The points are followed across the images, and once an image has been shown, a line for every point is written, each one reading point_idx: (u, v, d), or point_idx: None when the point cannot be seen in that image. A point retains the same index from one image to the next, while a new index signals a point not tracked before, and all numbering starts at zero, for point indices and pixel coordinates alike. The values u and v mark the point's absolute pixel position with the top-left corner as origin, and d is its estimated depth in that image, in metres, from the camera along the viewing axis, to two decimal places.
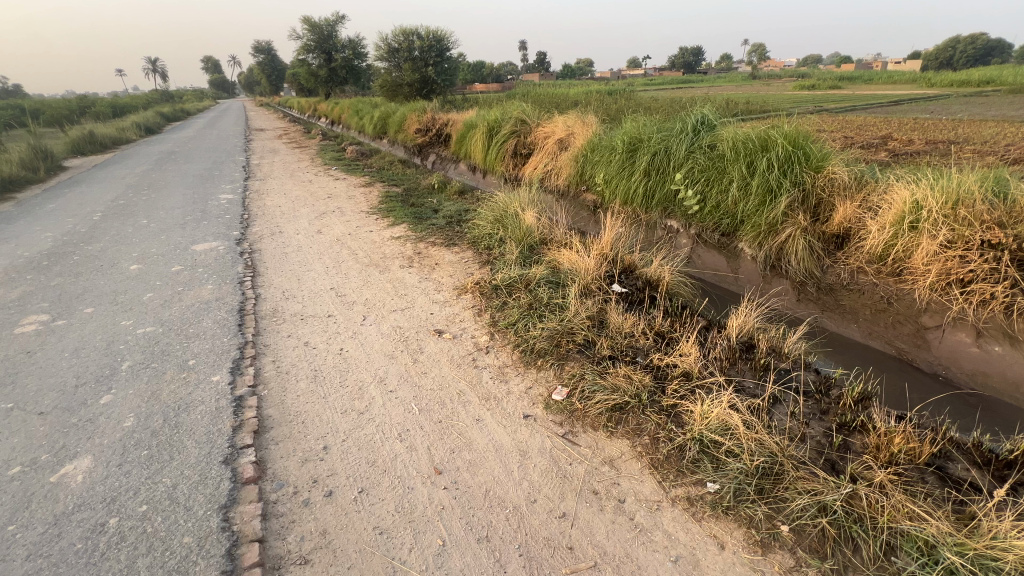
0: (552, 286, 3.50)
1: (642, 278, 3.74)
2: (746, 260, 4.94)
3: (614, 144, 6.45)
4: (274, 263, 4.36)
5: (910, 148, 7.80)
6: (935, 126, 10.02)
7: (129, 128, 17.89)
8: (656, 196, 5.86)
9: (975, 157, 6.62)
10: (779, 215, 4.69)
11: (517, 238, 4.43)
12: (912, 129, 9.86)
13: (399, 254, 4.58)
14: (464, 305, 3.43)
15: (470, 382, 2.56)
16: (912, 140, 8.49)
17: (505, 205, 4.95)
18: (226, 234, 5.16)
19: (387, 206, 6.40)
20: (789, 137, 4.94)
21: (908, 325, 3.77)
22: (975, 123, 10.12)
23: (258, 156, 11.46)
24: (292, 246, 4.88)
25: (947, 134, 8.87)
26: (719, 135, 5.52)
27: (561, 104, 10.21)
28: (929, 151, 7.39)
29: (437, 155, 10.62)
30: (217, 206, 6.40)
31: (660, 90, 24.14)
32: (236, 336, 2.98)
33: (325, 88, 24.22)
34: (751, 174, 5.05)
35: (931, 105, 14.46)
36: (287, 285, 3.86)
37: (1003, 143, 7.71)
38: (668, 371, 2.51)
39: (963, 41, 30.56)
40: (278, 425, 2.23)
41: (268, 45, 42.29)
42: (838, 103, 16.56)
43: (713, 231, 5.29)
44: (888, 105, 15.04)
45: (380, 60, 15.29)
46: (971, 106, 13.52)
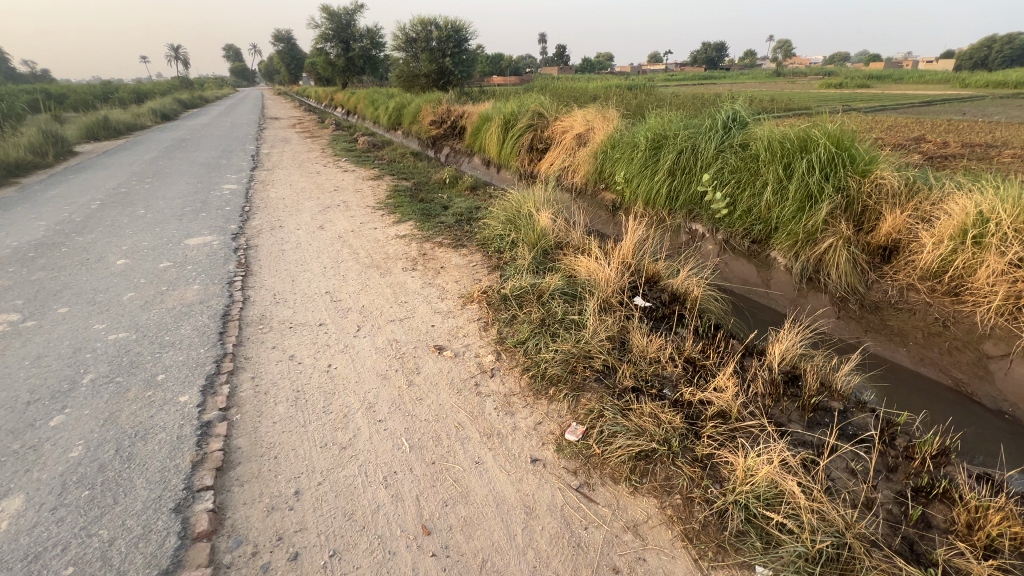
0: (568, 298, 3.15)
1: (667, 292, 3.38)
2: (779, 271, 4.52)
3: (637, 140, 6.05)
4: (269, 262, 4.07)
5: (945, 150, 7.31)
6: (970, 128, 9.43)
7: (146, 115, 17.92)
8: (680, 197, 5.46)
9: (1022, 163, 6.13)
10: (818, 223, 4.26)
11: (531, 241, 4.10)
12: (945, 130, 9.28)
13: (402, 255, 4.26)
14: (468, 317, 3.10)
15: (470, 413, 2.22)
16: (947, 142, 7.95)
17: (519, 205, 4.60)
18: (223, 227, 4.90)
19: (395, 201, 6.09)
20: (832, 137, 4.49)
21: (967, 352, 3.34)
22: (1014, 126, 9.50)
23: (268, 145, 11.23)
24: (291, 243, 4.58)
25: (983, 137, 8.32)
26: (752, 133, 5.09)
27: (580, 98, 9.79)
28: (971, 155, 6.87)
29: (450, 148, 10.28)
30: (219, 197, 6.15)
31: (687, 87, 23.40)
32: (215, 346, 2.69)
33: (342, 78, 24.00)
34: (787, 177, 4.62)
35: (964, 106, 13.72)
36: (280, 288, 3.57)
37: None
38: (702, 410, 2.16)
39: (998, 41, 29.14)
40: (247, 460, 1.93)
41: (288, 33, 42.11)
42: (869, 103, 15.74)
43: (743, 238, 4.87)
44: (920, 105, 14.27)
45: (396, 51, 14.96)
46: (1013, 108, 12.75)
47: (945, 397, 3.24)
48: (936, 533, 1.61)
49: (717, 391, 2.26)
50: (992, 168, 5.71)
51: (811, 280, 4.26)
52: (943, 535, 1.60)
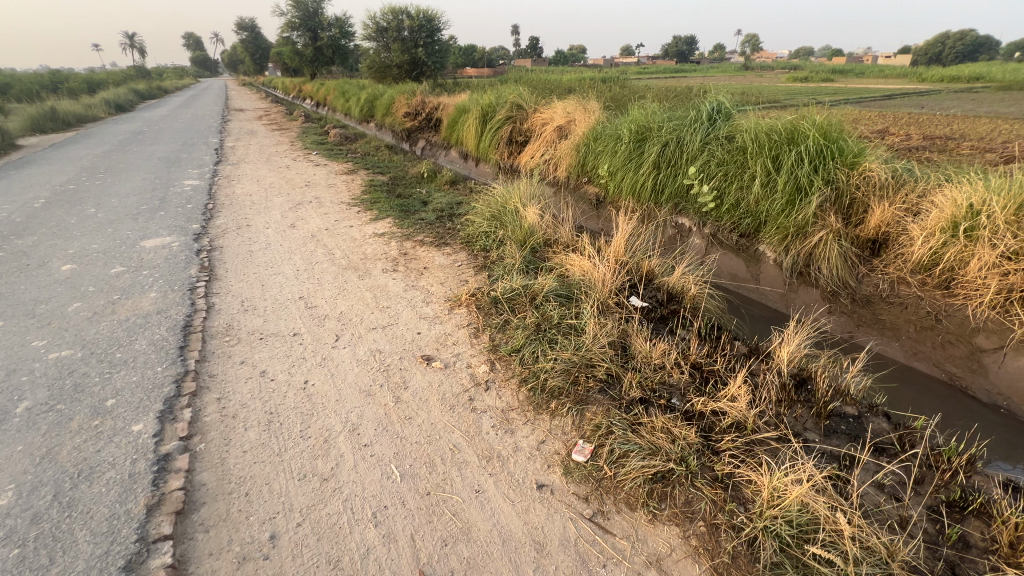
0: (562, 300, 2.97)
1: (663, 291, 3.25)
2: (769, 265, 4.45)
3: (620, 132, 5.90)
4: (236, 265, 3.75)
5: (910, 142, 7.47)
6: (930, 120, 9.71)
7: (98, 106, 16.85)
8: (666, 191, 5.34)
9: (984, 155, 6.29)
10: (808, 217, 4.19)
11: (519, 239, 3.91)
12: (907, 123, 9.52)
13: (382, 255, 4.00)
14: (457, 323, 2.88)
15: (466, 433, 2.02)
16: (910, 134, 8.14)
17: (504, 201, 4.40)
18: (184, 227, 4.52)
19: (371, 197, 5.79)
20: (820, 129, 4.42)
21: (960, 346, 3.30)
22: (969, 118, 9.82)
23: (232, 138, 10.64)
24: (259, 244, 4.26)
25: (942, 129, 8.56)
26: (738, 125, 5.01)
27: (558, 89, 9.61)
28: (935, 146, 7.02)
29: (426, 141, 9.96)
30: (179, 194, 5.72)
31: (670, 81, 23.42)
32: (174, 363, 2.40)
33: (310, 68, 23.10)
34: (776, 170, 4.54)
35: (922, 100, 14.15)
36: (249, 294, 3.27)
37: (1004, 140, 7.39)
38: (716, 422, 2.02)
39: (950, 37, 30.28)
40: (213, 501, 1.68)
41: (251, 21, 40.26)
42: (834, 96, 16.07)
43: (731, 232, 4.79)
44: (882, 99, 14.65)
45: (367, 40, 14.45)
46: (968, 103, 13.16)
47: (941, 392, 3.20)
48: (976, 554, 1.50)
49: (729, 400, 2.12)
50: (961, 160, 5.82)
51: (801, 274, 4.20)
52: (985, 556, 1.48)
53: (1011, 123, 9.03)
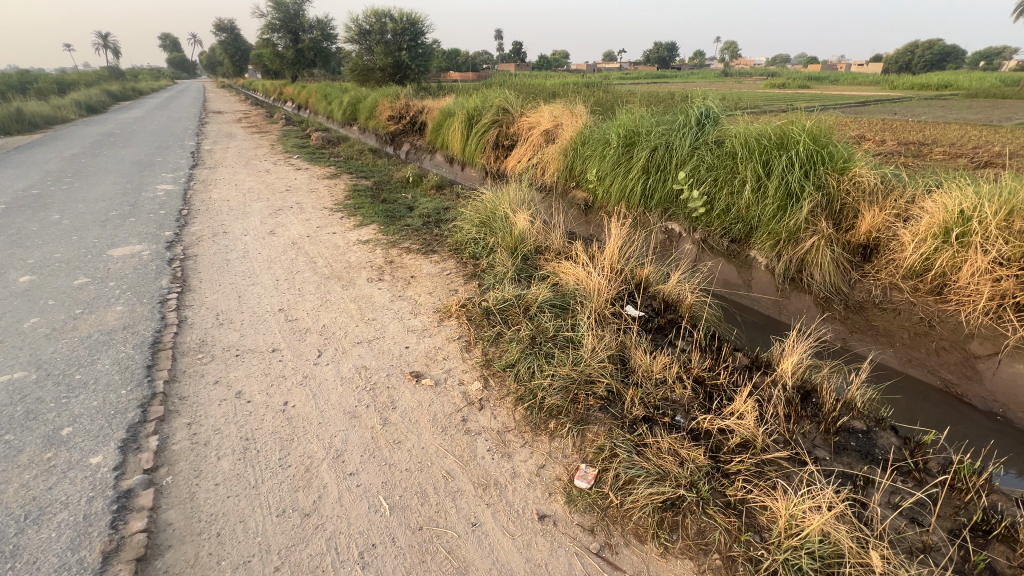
0: (557, 310, 2.85)
1: (658, 300, 3.18)
2: (761, 271, 4.41)
3: (608, 137, 5.84)
4: (210, 275, 3.55)
5: (887, 147, 7.59)
6: (903, 126, 9.91)
7: (68, 108, 16.25)
8: (656, 196, 5.28)
9: (959, 160, 6.42)
10: (800, 222, 4.16)
11: (509, 247, 3.79)
12: (881, 129, 9.71)
13: (366, 263, 3.84)
14: (447, 336, 2.74)
15: (460, 458, 1.88)
16: (885, 139, 8.28)
17: (493, 207, 4.28)
18: (155, 234, 4.29)
19: (354, 202, 5.61)
20: (810, 134, 4.40)
21: (954, 352, 3.27)
22: (940, 125, 10.07)
23: (210, 141, 10.32)
24: (236, 252, 4.06)
25: (915, 135, 8.74)
26: (728, 130, 4.97)
27: (543, 93, 9.55)
28: (911, 151, 7.15)
29: (411, 144, 9.80)
30: (151, 199, 5.46)
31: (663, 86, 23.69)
32: (141, 385, 2.21)
33: (291, 71, 22.71)
34: (766, 175, 4.50)
35: (894, 107, 14.52)
36: (224, 306, 3.08)
37: (976, 145, 7.56)
38: (724, 441, 1.92)
39: (919, 46, 31.25)
40: (180, 544, 1.52)
41: (230, 22, 39.42)
42: (810, 101, 16.34)
43: (722, 237, 4.74)
44: (856, 105, 14.98)
45: (350, 43, 14.22)
46: (937, 108, 13.53)
47: (939, 400, 3.15)
48: None
49: (735, 417, 2.03)
50: (939, 164, 5.92)
51: (794, 280, 4.16)
52: None
53: (980, 130, 9.27)
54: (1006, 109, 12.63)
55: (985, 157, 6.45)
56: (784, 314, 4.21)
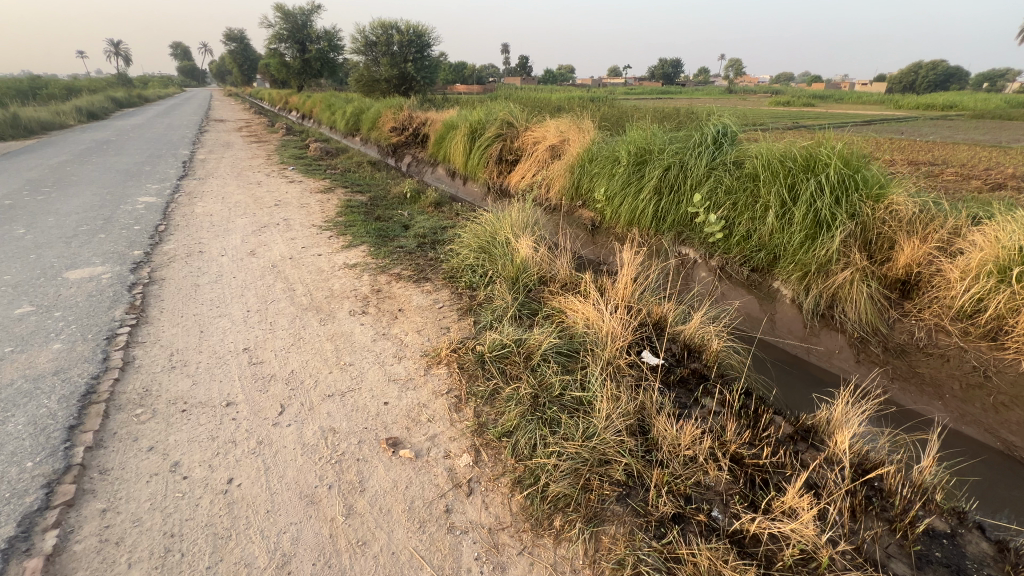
0: (563, 359, 2.45)
1: (677, 344, 2.79)
2: (786, 305, 3.97)
3: (617, 154, 5.48)
4: (174, 304, 3.17)
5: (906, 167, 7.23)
6: (916, 146, 9.62)
7: (69, 114, 16.08)
8: (669, 218, 4.90)
9: (984, 181, 6.06)
10: (830, 253, 3.74)
11: (510, 276, 3.42)
12: (894, 147, 9.40)
13: (350, 292, 3.45)
14: (434, 389, 2.33)
15: (439, 572, 1.46)
16: (902, 159, 7.94)
17: (493, 230, 3.91)
18: (122, 253, 3.92)
19: (346, 219, 5.24)
20: (841, 157, 4.01)
21: (1017, 410, 2.79)
22: (955, 145, 9.75)
23: (206, 150, 10.03)
24: (209, 275, 3.67)
25: (931, 154, 8.42)
26: (748, 150, 4.60)
27: (548, 107, 9.27)
28: (932, 171, 6.79)
29: (412, 157, 9.50)
30: (129, 213, 5.11)
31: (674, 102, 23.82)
32: (53, 456, 1.81)
33: (297, 80, 22.61)
34: (792, 200, 4.10)
35: (903, 126, 14.24)
36: (181, 344, 2.69)
37: (999, 166, 7.20)
38: (776, 554, 1.51)
39: (924, 66, 31.16)
40: None
41: (240, 33, 39.90)
42: (816, 119, 16.00)
43: (741, 265, 4.33)
44: (864, 124, 14.72)
45: (356, 54, 14.03)
46: (945, 129, 13.23)
47: (994, 459, 2.68)
48: None
49: (789, 517, 1.62)
50: (967, 188, 5.54)
51: (823, 317, 3.72)
52: None
53: (998, 150, 8.94)
54: (1016, 131, 12.33)
55: (1012, 180, 6.08)
56: (813, 356, 3.69)
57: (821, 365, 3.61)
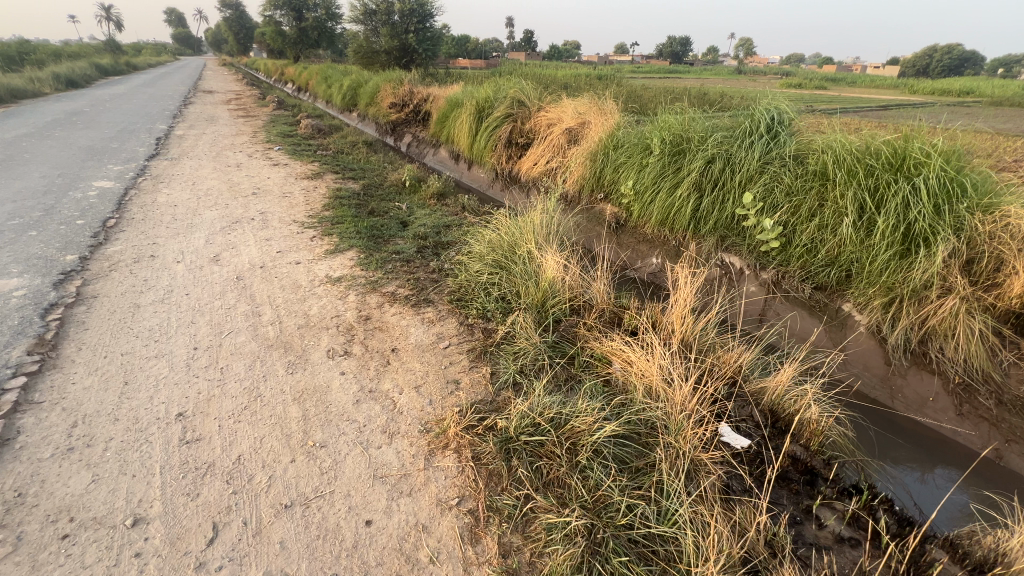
0: (625, 448, 1.74)
1: (761, 409, 2.13)
2: (858, 332, 2.94)
3: (648, 142, 4.56)
4: (99, 336, 2.44)
5: None
6: None
7: (48, 82, 15.08)
8: (710, 220, 3.91)
9: None
10: (929, 278, 2.70)
11: (536, 303, 2.71)
12: None
13: (331, 319, 2.71)
14: (438, 498, 1.62)
15: None
16: None
17: (512, 240, 3.17)
18: (52, 259, 3.17)
19: (334, 214, 4.46)
20: (942, 154, 2.96)
21: None
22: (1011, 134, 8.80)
23: (187, 125, 9.15)
24: (155, 291, 2.93)
25: None
26: (812, 142, 3.62)
27: (562, 85, 8.34)
28: None
29: (413, 137, 8.66)
30: (76, 201, 4.33)
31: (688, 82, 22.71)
32: None
33: (293, 50, 21.37)
34: (875, 205, 3.07)
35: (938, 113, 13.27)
36: (91, 406, 1.96)
37: None
38: None
39: None
40: None
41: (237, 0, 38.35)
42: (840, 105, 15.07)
43: (801, 281, 3.29)
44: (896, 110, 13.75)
45: (354, 24, 12.96)
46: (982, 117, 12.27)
47: None
48: None
49: None
50: None
51: (913, 352, 2.71)
52: None
53: None
54: None
55: None
56: (897, 401, 2.68)
57: (911, 417, 2.59)
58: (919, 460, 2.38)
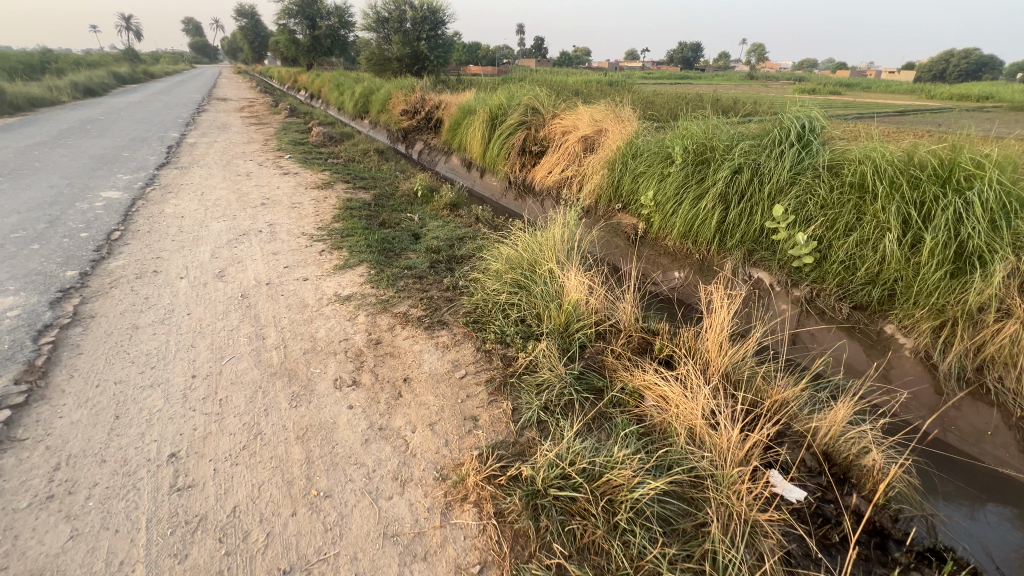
0: (671, 504, 1.55)
1: (812, 452, 1.90)
2: (904, 357, 2.64)
3: (669, 150, 4.31)
4: (93, 361, 2.28)
5: None
6: None
7: (64, 89, 15.26)
8: (737, 235, 3.62)
9: None
10: (986, 300, 2.39)
11: (559, 327, 2.51)
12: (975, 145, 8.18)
13: (340, 343, 2.53)
14: (457, 563, 1.42)
15: None
16: None
17: (531, 258, 2.98)
18: (51, 275, 3.04)
19: (344, 226, 4.31)
20: (998, 166, 2.67)
21: None
22: None
23: (199, 132, 9.12)
24: (154, 309, 2.78)
25: None
26: (849, 151, 3.32)
27: (576, 92, 8.16)
28: None
29: (425, 144, 8.55)
30: (82, 212, 4.22)
31: (701, 88, 22.50)
32: None
33: (306, 58, 21.54)
34: (921, 220, 2.78)
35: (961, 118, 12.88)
36: (77, 445, 1.80)
37: None
38: None
39: None
40: None
41: (252, 9, 38.96)
42: (858, 110, 14.77)
43: (839, 300, 2.99)
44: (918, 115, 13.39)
45: (367, 31, 12.96)
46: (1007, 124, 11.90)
47: None
48: None
49: None
50: None
51: (967, 380, 2.39)
52: None
53: None
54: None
55: None
56: (949, 433, 2.37)
57: (964, 451, 2.28)
58: (971, 496, 2.11)
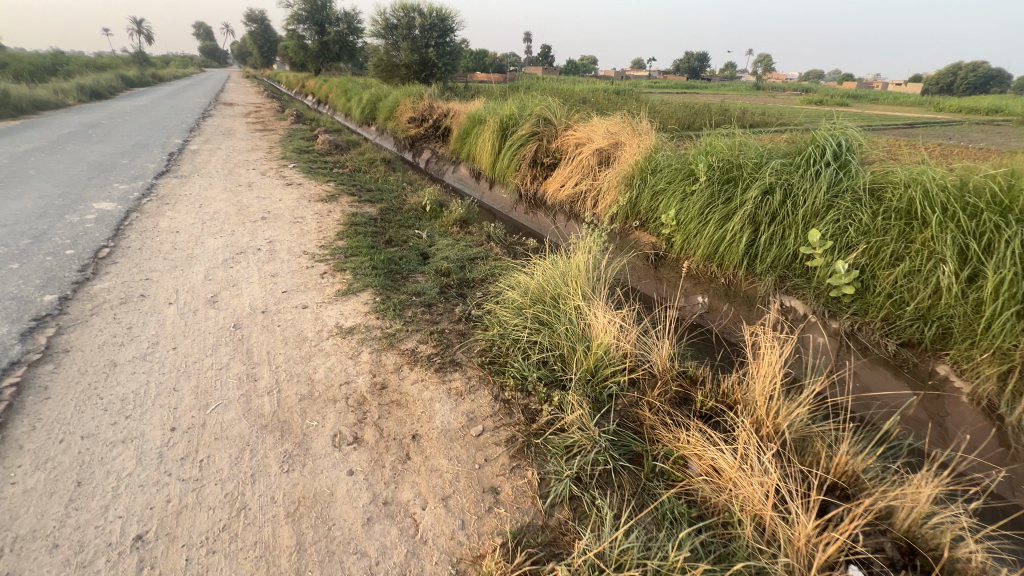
0: None
1: (893, 542, 1.60)
2: (961, 403, 2.29)
3: (692, 167, 3.98)
4: (60, 408, 2.01)
5: None
6: None
7: (71, 92, 15.20)
8: (766, 260, 3.22)
9: None
10: None
11: (587, 374, 2.22)
12: None
13: (341, 387, 2.25)
14: None
15: None
16: None
17: (554, 290, 2.70)
18: (27, 300, 2.78)
19: (348, 244, 4.04)
20: None
21: None
22: None
23: (203, 139, 8.93)
24: (137, 342, 2.51)
25: None
26: (895, 173, 2.94)
27: (586, 102, 7.90)
28: None
29: (432, 153, 8.31)
30: (72, 226, 3.98)
31: (710, 99, 22.33)
32: None
33: (315, 64, 21.49)
34: (981, 251, 2.40)
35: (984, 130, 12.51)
36: (26, 523, 1.52)
37: None
38: None
39: None
40: None
41: (262, 15, 39.20)
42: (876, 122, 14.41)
43: (884, 336, 2.60)
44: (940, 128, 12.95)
45: (375, 38, 12.82)
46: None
47: None
48: None
49: None
50: None
51: None
52: None
53: None
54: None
55: None
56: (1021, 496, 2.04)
57: None
58: None
